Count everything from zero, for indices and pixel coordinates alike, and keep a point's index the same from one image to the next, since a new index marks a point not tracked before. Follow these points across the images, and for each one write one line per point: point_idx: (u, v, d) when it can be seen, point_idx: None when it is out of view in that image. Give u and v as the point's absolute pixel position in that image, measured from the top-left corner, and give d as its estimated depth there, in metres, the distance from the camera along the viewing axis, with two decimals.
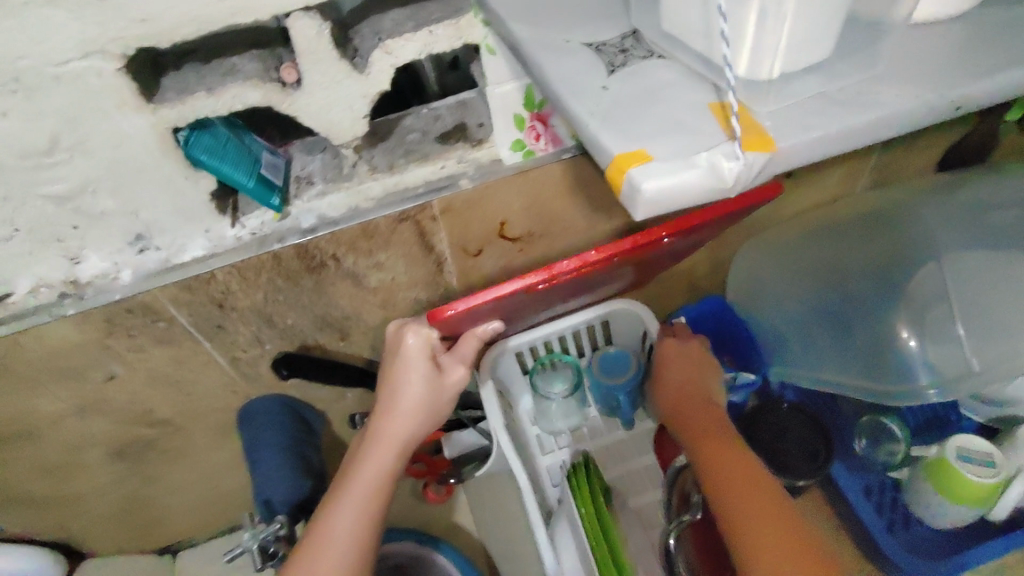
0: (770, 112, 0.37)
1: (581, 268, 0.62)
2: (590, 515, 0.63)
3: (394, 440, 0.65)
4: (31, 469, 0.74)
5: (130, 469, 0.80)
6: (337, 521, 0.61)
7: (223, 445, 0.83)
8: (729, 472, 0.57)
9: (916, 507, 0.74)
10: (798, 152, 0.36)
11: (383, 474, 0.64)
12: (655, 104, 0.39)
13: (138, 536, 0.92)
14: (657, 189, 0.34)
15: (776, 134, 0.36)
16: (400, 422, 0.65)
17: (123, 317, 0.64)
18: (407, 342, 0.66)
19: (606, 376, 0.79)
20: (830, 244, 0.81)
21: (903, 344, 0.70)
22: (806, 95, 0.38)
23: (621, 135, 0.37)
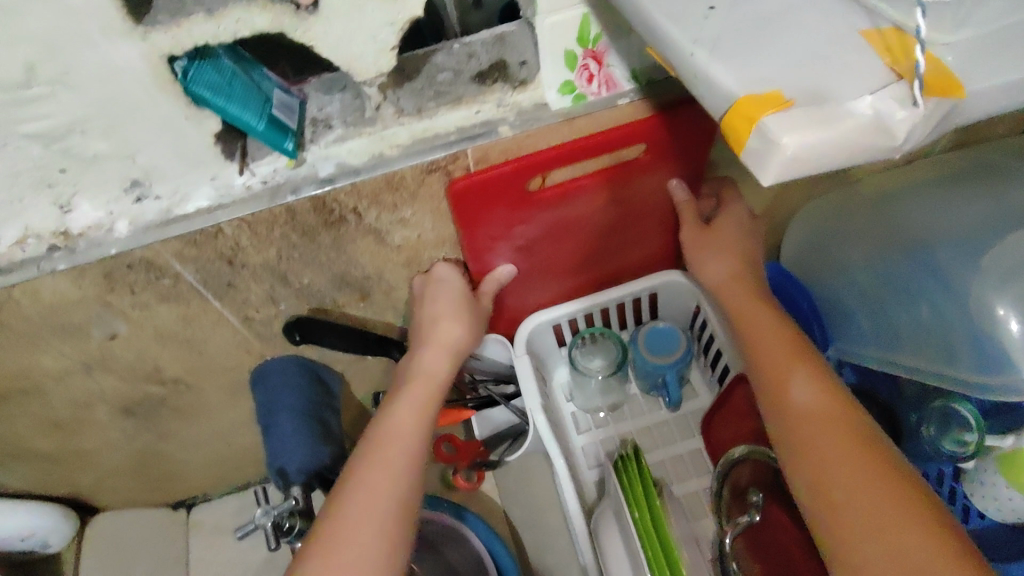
0: (953, 43, 0.28)
1: (562, 153, 0.59)
2: (644, 519, 0.59)
3: (445, 354, 0.66)
4: (40, 425, 0.70)
5: (142, 426, 0.76)
6: (398, 423, 0.60)
7: (238, 405, 0.79)
8: (787, 368, 0.55)
9: (976, 497, 0.67)
10: (990, 101, 0.28)
11: (435, 379, 0.65)
12: (786, 28, 0.30)
13: (152, 490, 0.89)
14: (801, 144, 0.26)
15: (963, 73, 0.27)
16: (449, 330, 0.67)
17: (124, 272, 0.58)
18: (439, 272, 0.68)
19: (649, 354, 0.76)
20: (915, 202, 0.71)
21: (1000, 324, 0.61)
22: (1003, 21, 0.29)
23: (745, 73, 0.29)
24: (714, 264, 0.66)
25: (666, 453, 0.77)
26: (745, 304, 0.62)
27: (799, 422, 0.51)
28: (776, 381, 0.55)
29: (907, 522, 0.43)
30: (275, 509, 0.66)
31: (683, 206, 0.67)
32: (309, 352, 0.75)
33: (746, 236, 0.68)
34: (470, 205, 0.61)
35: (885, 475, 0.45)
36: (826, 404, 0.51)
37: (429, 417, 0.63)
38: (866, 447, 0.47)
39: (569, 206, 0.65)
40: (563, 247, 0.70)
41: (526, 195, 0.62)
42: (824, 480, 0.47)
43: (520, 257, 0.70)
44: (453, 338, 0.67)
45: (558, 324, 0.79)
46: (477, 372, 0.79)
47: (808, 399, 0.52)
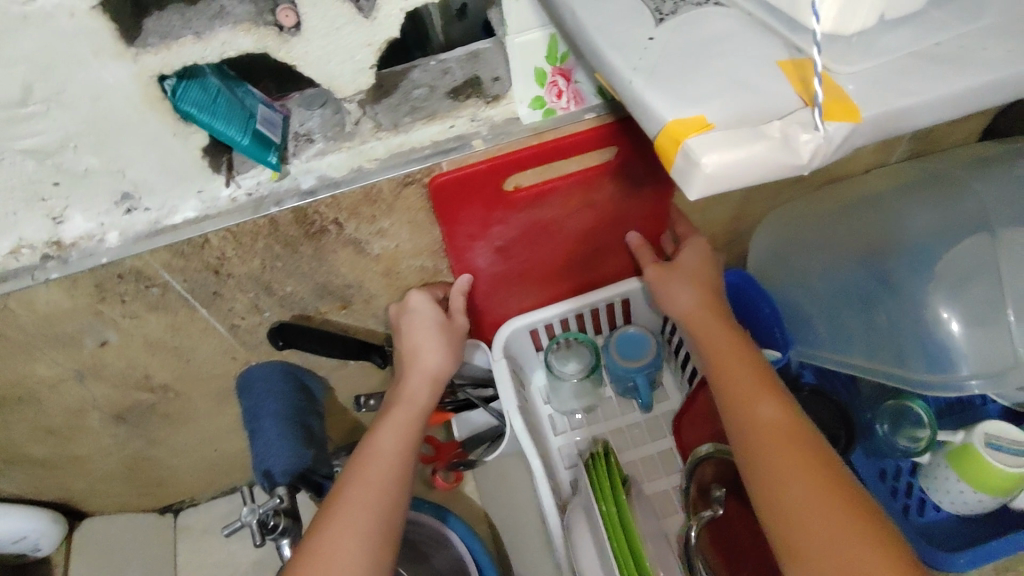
0: (855, 72, 0.32)
1: (542, 153, 0.61)
2: (610, 511, 0.62)
3: (428, 379, 0.69)
4: (31, 432, 0.72)
5: (132, 432, 0.78)
6: (381, 448, 0.63)
7: (226, 411, 0.81)
8: (752, 388, 0.58)
9: (932, 493, 0.71)
10: (887, 123, 0.31)
11: (416, 405, 0.68)
12: (716, 57, 0.34)
13: (142, 497, 0.90)
14: (719, 163, 0.30)
15: (862, 100, 0.31)
16: (431, 358, 0.70)
17: (115, 283, 0.60)
18: (414, 298, 0.71)
19: (621, 359, 0.78)
20: (866, 215, 0.76)
21: (944, 326, 0.65)
22: (897, 54, 0.32)
23: (675, 96, 0.32)
24: (679, 289, 0.68)
25: (638, 453, 0.80)
26: (710, 322, 0.65)
27: (761, 437, 0.54)
28: (741, 399, 0.57)
29: (863, 543, 0.46)
30: (261, 508, 0.67)
31: (640, 250, 0.73)
32: (294, 358, 0.77)
33: (705, 266, 0.69)
34: (450, 201, 0.63)
35: (838, 490, 0.49)
36: (790, 423, 0.54)
37: (413, 440, 0.65)
38: (822, 463, 0.51)
39: (537, 209, 0.67)
40: (535, 251, 0.73)
41: (504, 198, 0.64)
42: (782, 490, 0.50)
43: (497, 262, 0.73)
44: (431, 366, 0.70)
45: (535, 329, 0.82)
46: (461, 377, 0.81)
47: (772, 415, 0.55)
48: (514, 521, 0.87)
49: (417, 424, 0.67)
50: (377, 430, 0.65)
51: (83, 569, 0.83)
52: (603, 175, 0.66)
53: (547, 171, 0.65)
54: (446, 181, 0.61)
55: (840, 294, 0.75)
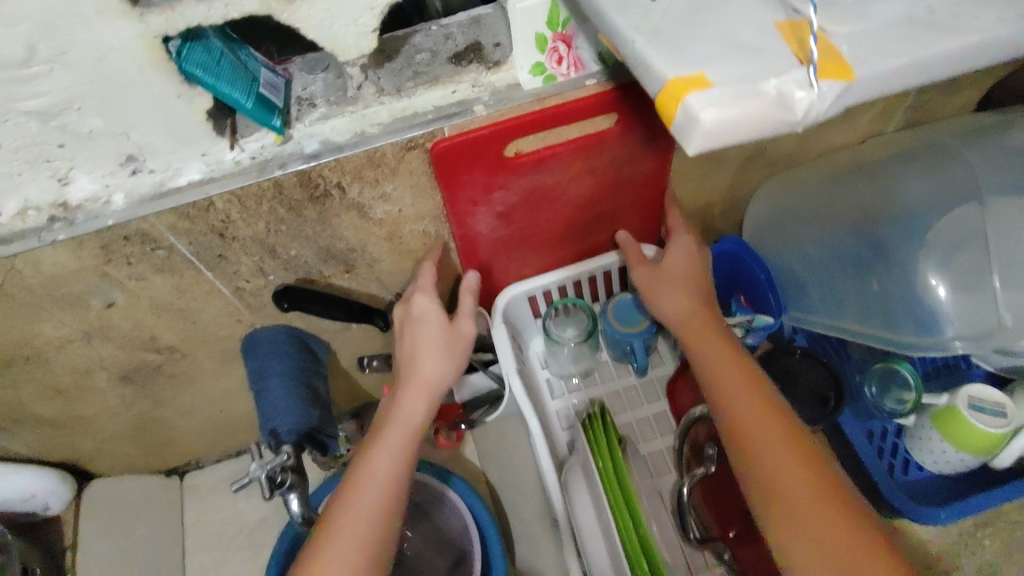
0: (848, 34, 0.33)
1: (544, 121, 0.62)
2: (606, 467, 0.64)
3: (424, 391, 0.67)
4: (39, 392, 0.73)
5: (138, 393, 0.79)
6: (376, 472, 0.63)
7: (231, 374, 0.82)
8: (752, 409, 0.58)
9: (917, 453, 0.73)
10: (879, 82, 0.32)
11: (412, 425, 0.66)
12: (715, 19, 0.35)
13: (147, 456, 0.90)
14: (717, 118, 0.31)
15: (855, 59, 0.32)
16: (427, 369, 0.68)
17: (121, 245, 0.61)
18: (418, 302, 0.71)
19: (619, 324, 0.80)
20: (863, 182, 0.76)
21: (932, 292, 0.67)
22: (890, 17, 0.33)
23: (675, 55, 0.33)
24: (673, 298, 0.68)
25: (634, 415, 0.82)
26: (706, 337, 0.65)
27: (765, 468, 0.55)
28: (743, 425, 0.58)
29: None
30: (269, 465, 0.68)
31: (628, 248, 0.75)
32: (299, 322, 0.78)
33: (695, 275, 0.70)
34: (454, 168, 0.64)
35: (842, 520, 0.51)
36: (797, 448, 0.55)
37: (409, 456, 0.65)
38: (824, 491, 0.53)
39: (539, 175, 0.68)
40: (536, 217, 0.74)
41: (507, 165, 0.66)
42: (785, 509, 0.52)
43: (496, 227, 0.74)
44: (427, 378, 0.68)
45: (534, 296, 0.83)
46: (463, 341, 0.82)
47: (774, 440, 0.56)
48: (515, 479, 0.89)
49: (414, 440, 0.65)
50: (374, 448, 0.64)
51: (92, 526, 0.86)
52: (602, 144, 0.67)
53: (548, 138, 0.66)
54: (449, 147, 0.61)
55: (837, 265, 0.76)
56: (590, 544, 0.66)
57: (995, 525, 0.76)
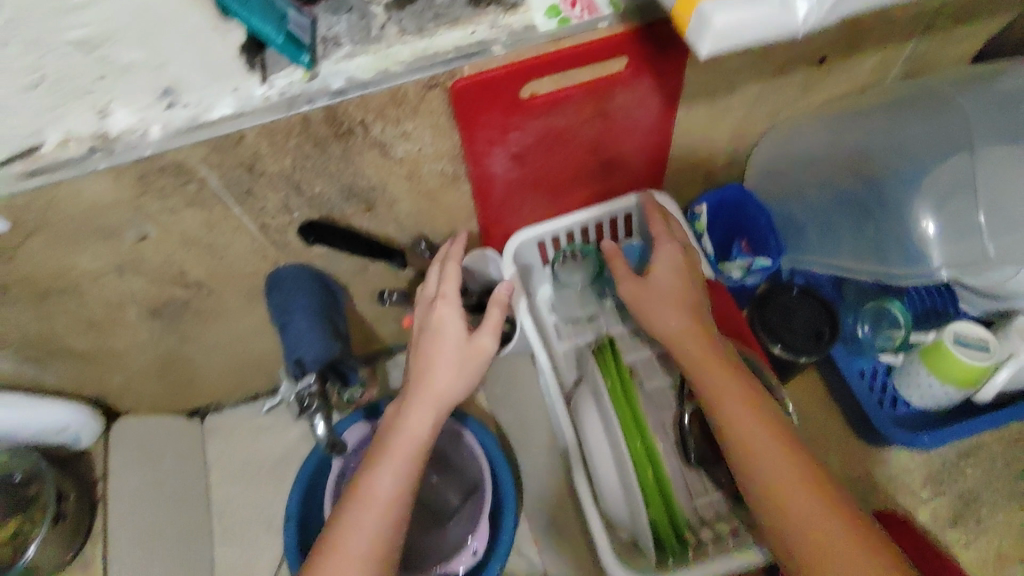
0: None
1: (557, 62, 0.65)
2: (616, 386, 0.69)
3: (431, 405, 0.66)
4: (73, 323, 0.76)
5: (166, 329, 0.82)
6: (373, 490, 0.62)
7: (254, 311, 0.86)
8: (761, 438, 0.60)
9: (903, 388, 0.78)
10: None
11: (412, 441, 0.64)
12: None
13: (174, 393, 0.94)
14: (727, 22, 0.35)
15: None
16: (437, 381, 0.66)
17: (156, 177, 0.64)
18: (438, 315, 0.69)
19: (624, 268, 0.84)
20: (859, 128, 0.80)
21: (921, 230, 0.71)
22: None
23: None
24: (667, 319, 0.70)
25: (640, 355, 0.86)
26: (711, 363, 0.66)
27: (776, 495, 0.57)
28: (751, 449, 0.60)
29: None
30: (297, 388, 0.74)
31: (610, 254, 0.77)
32: (319, 261, 0.81)
33: (689, 293, 0.71)
34: (474, 108, 0.67)
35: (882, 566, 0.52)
36: (802, 475, 0.58)
37: (410, 472, 0.64)
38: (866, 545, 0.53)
39: (553, 115, 0.71)
40: (549, 158, 0.77)
41: (521, 107, 0.69)
42: (821, 550, 0.54)
43: (511, 167, 0.77)
44: (437, 390, 0.66)
45: (544, 241, 0.87)
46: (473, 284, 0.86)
47: (775, 464, 0.59)
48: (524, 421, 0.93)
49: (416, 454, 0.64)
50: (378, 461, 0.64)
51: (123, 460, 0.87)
52: (612, 86, 0.70)
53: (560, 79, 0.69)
54: (466, 85, 0.64)
55: (839, 209, 0.80)
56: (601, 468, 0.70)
57: (979, 455, 0.81)
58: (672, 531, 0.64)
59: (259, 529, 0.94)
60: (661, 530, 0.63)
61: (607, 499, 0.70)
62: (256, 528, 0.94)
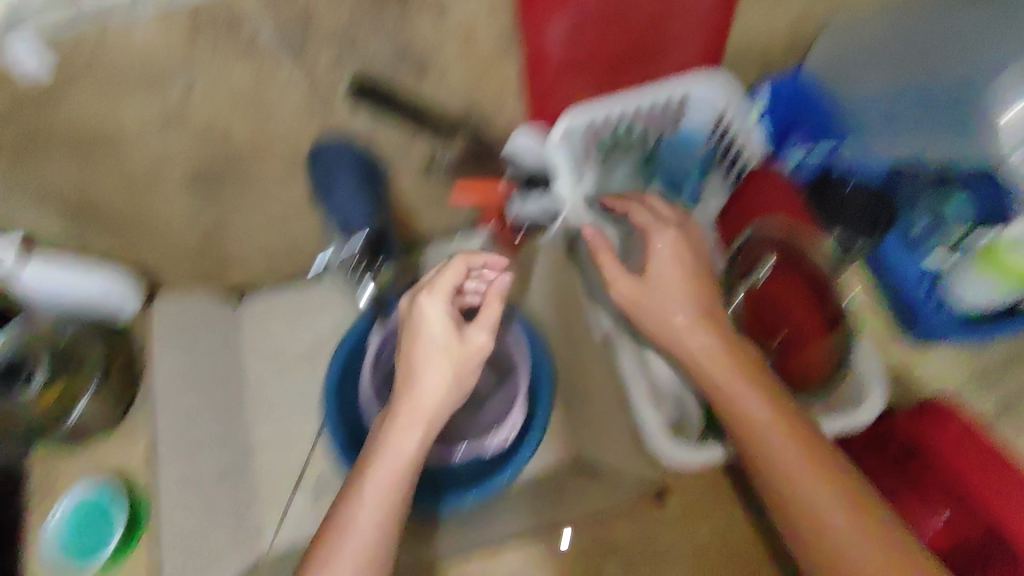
0: None
1: None
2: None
3: (424, 415, 0.63)
4: (115, 178, 0.71)
5: (205, 199, 0.78)
6: (363, 506, 0.60)
7: (295, 186, 0.81)
8: (756, 421, 0.59)
9: (952, 293, 0.69)
10: None
11: (403, 457, 0.62)
12: None
13: (209, 273, 0.92)
14: None
15: None
16: (426, 382, 0.62)
17: (210, 20, 0.59)
18: (422, 316, 0.64)
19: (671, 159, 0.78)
20: (917, 20, 0.80)
21: (1000, 117, 0.71)
22: None
23: None
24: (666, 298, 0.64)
25: None
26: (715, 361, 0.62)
27: (777, 473, 0.58)
28: (792, 485, 0.57)
29: None
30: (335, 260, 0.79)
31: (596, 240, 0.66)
32: (364, 133, 0.76)
33: (700, 291, 0.65)
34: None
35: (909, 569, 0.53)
36: (799, 448, 0.58)
37: (402, 483, 0.62)
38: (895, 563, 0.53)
39: None
40: (606, 35, 0.75)
41: None
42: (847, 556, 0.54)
43: (567, 41, 0.74)
44: (426, 398, 0.63)
45: (595, 124, 0.77)
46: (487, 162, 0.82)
47: (785, 451, 0.58)
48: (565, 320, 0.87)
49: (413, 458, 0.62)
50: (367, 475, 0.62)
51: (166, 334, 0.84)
52: None
53: None
54: None
55: (903, 103, 0.81)
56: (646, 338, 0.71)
57: None
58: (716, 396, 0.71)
59: (291, 412, 0.91)
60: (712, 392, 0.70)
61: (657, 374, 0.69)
62: (288, 415, 0.91)
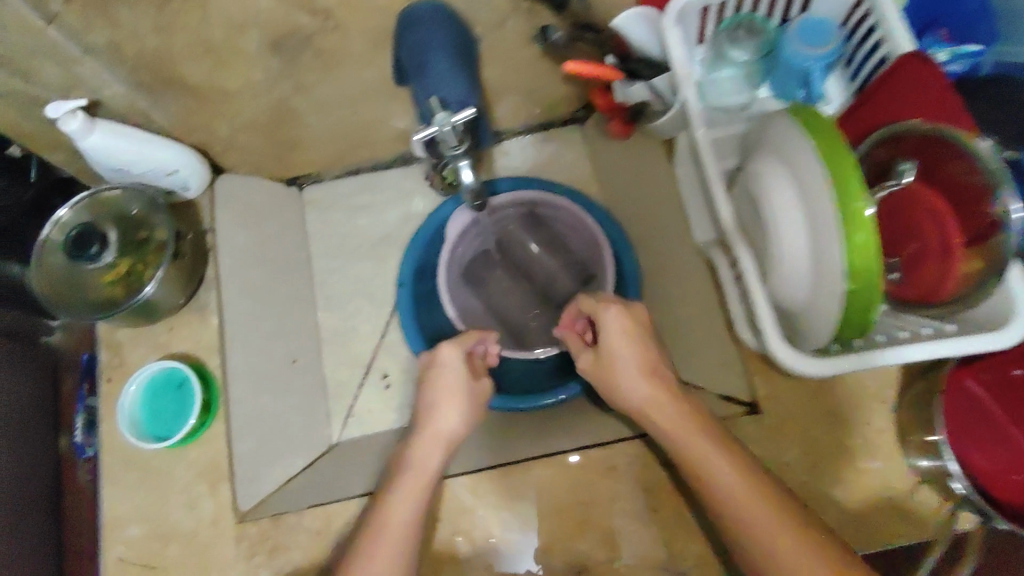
0: None
1: None
2: (831, 150, 0.50)
3: (434, 452, 0.64)
4: (188, 44, 0.63)
5: (283, 69, 0.70)
6: (393, 517, 0.60)
7: (377, 61, 0.72)
8: (710, 458, 0.59)
9: None
10: None
11: (421, 481, 0.62)
12: None
13: (275, 156, 0.86)
14: None
15: None
16: (442, 417, 0.66)
17: None
18: (441, 354, 0.68)
19: (807, 49, 0.68)
20: None
21: None
22: None
23: None
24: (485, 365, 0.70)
25: None
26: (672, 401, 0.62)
27: (751, 536, 0.56)
28: (758, 540, 0.55)
29: None
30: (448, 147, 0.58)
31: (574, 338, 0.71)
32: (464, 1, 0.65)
33: (644, 353, 0.64)
34: None
35: None
36: (748, 487, 0.57)
37: (415, 511, 0.61)
38: None
39: None
40: None
41: None
42: None
43: None
44: (442, 429, 0.65)
45: (708, 9, 0.70)
46: (590, 32, 0.70)
47: (728, 479, 0.57)
48: (650, 224, 0.83)
49: (428, 478, 0.63)
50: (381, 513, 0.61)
51: (230, 218, 0.81)
52: None
53: None
54: None
55: None
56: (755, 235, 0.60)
57: None
58: (850, 326, 0.53)
59: (356, 300, 0.90)
60: (851, 322, 0.51)
61: (784, 280, 0.55)
62: (352, 297, 0.90)
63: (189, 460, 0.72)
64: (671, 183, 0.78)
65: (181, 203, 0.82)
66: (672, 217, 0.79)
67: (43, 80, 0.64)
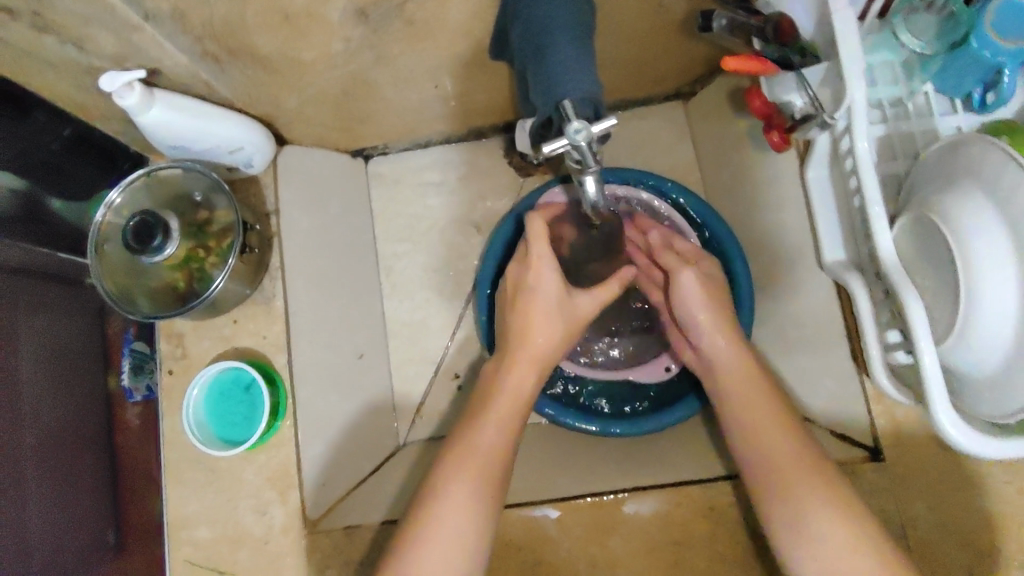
0: None
1: None
2: None
3: (518, 392, 0.56)
4: (264, 10, 0.53)
5: (366, 39, 0.60)
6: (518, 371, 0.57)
7: (475, 33, 0.61)
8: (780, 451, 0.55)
9: None
10: None
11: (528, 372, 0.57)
12: None
13: (341, 128, 0.77)
14: None
15: None
16: (482, 437, 0.54)
17: None
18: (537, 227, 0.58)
19: (998, 40, 0.53)
20: None
21: None
22: None
23: None
24: (521, 376, 0.56)
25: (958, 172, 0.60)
26: (760, 412, 0.57)
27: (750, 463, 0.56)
28: (768, 463, 0.55)
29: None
30: (575, 158, 0.50)
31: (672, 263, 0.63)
32: None
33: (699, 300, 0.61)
34: None
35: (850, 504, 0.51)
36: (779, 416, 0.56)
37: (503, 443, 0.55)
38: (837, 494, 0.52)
39: None
40: None
41: None
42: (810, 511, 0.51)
43: None
44: (539, 350, 0.57)
45: None
46: (743, 10, 0.58)
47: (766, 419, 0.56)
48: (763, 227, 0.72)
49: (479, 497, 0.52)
50: (464, 440, 0.54)
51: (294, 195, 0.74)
52: None
53: None
54: None
55: None
56: (926, 277, 0.51)
57: None
58: None
59: (428, 285, 0.84)
60: None
61: (970, 343, 0.47)
62: (424, 287, 0.84)
63: (259, 464, 0.68)
64: (801, 190, 0.66)
65: (243, 180, 0.75)
66: (797, 224, 0.67)
67: (96, 48, 0.55)
